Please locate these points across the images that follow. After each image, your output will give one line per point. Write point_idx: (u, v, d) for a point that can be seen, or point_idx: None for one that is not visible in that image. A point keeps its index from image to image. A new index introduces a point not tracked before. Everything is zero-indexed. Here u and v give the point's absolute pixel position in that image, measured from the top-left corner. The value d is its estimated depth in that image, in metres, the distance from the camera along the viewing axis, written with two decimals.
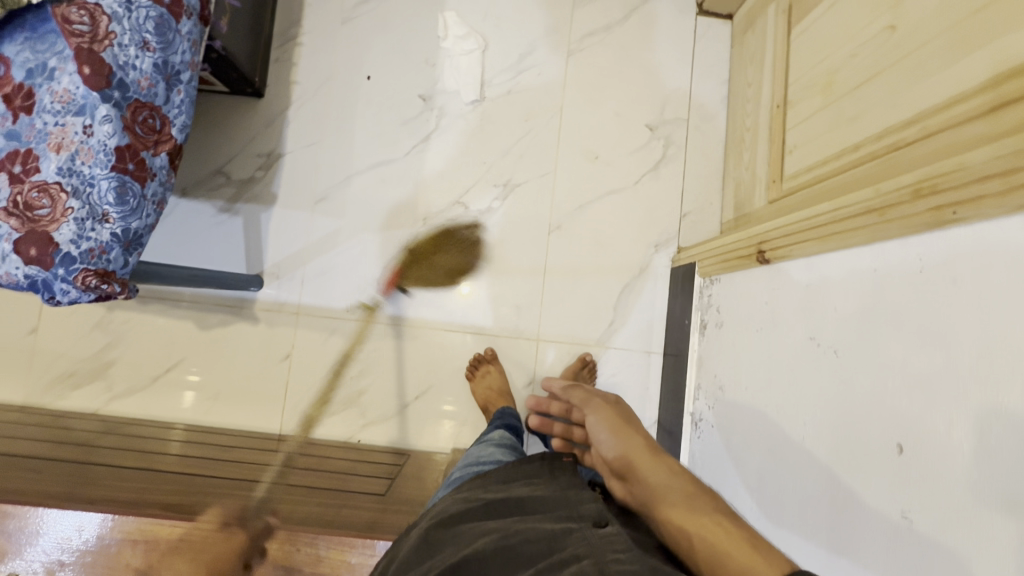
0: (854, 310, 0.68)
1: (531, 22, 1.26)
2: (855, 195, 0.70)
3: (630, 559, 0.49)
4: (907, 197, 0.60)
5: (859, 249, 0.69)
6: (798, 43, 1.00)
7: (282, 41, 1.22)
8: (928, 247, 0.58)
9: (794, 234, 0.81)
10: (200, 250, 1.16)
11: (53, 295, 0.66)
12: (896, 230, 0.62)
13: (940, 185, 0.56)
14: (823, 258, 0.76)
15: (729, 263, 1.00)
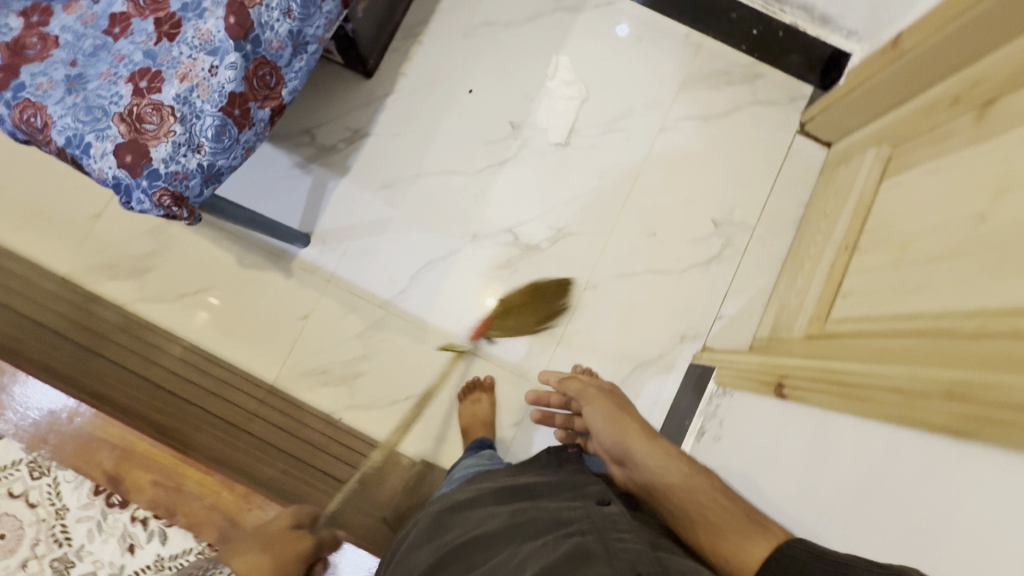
0: (853, 483, 0.67)
1: (635, 89, 1.30)
2: (887, 369, 0.69)
3: (632, 539, 0.57)
4: (936, 394, 0.60)
5: (874, 423, 0.68)
6: (886, 195, 0.99)
7: (405, 34, 1.30)
8: (944, 452, 0.57)
9: (817, 382, 0.81)
10: (265, 194, 1.23)
11: (130, 201, 0.72)
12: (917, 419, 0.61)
13: (972, 394, 0.56)
14: (841, 415, 0.74)
15: (748, 382, 0.99)
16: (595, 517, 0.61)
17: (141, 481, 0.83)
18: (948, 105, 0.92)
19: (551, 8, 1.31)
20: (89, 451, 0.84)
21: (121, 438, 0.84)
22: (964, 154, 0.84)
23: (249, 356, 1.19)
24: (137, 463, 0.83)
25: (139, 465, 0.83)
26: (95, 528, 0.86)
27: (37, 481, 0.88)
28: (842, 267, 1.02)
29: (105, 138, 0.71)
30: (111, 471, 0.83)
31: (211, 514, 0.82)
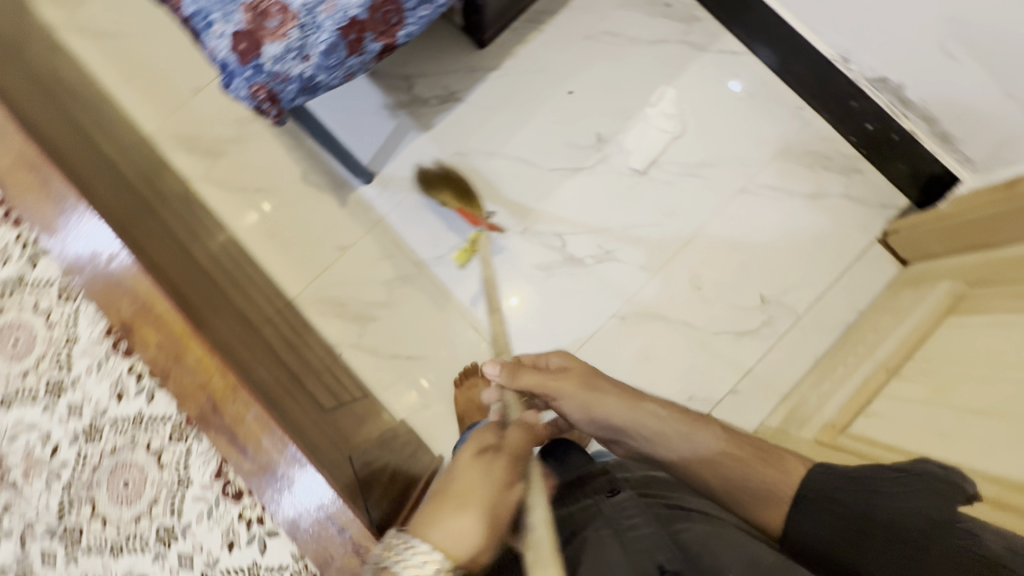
0: None
1: (730, 143, 1.27)
2: None
3: (642, 523, 0.62)
4: None
5: None
6: (947, 333, 0.94)
7: (529, 19, 1.31)
8: None
9: None
10: (348, 122, 1.26)
11: (229, 84, 0.76)
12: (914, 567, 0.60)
13: None
14: None
15: None
16: (603, 508, 0.65)
17: (145, 337, 0.67)
18: None
19: (676, 39, 1.30)
20: (114, 288, 0.68)
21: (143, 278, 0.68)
22: None
23: (279, 265, 1.22)
24: (148, 312, 0.68)
25: (153, 323, 0.67)
26: (94, 365, 0.76)
27: (61, 303, 0.77)
28: (875, 388, 0.97)
29: (227, 20, 0.75)
30: (124, 316, 0.68)
31: (201, 395, 0.66)
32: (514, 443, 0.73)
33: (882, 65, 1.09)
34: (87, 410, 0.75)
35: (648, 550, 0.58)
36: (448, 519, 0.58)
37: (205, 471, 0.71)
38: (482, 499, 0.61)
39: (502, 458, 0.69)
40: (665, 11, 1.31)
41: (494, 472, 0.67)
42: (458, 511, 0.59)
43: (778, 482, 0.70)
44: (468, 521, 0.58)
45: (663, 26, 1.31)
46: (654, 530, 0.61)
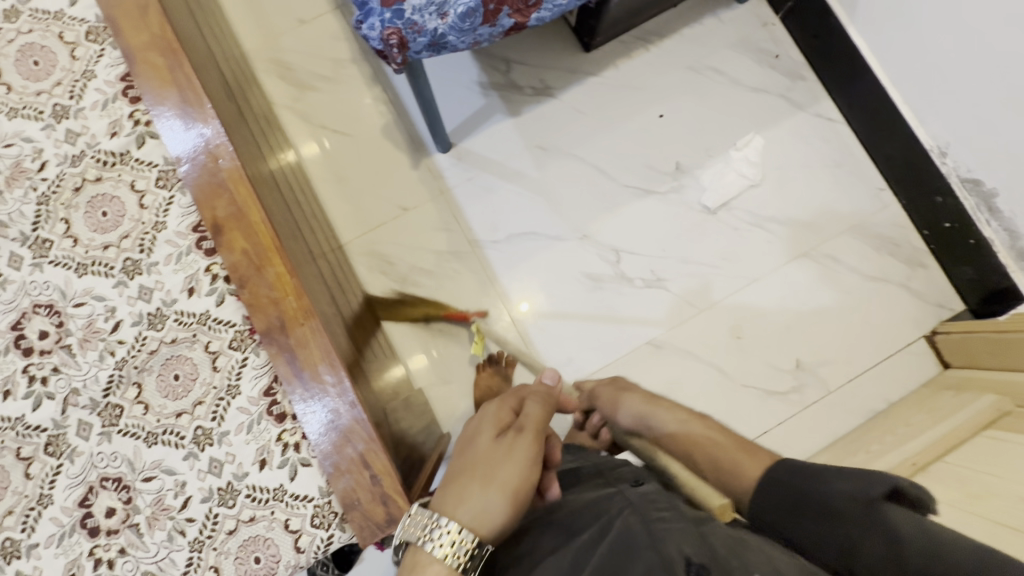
0: None
1: (802, 206, 1.27)
2: None
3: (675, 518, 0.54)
4: None
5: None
6: (985, 446, 0.94)
7: (638, 36, 1.32)
8: None
9: None
10: (441, 91, 1.27)
11: (363, 22, 0.77)
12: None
13: None
14: None
15: None
16: (630, 499, 0.59)
17: (232, 241, 0.73)
18: None
19: (777, 91, 1.31)
20: (212, 180, 0.74)
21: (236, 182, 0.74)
22: None
23: (339, 210, 1.23)
24: (236, 216, 0.73)
25: (244, 229, 0.73)
26: (174, 255, 0.74)
27: (159, 189, 0.75)
28: None
29: None
30: (215, 217, 0.73)
31: (271, 308, 0.71)
32: (536, 420, 0.68)
33: (981, 166, 1.08)
34: (156, 295, 0.73)
35: (677, 542, 0.50)
36: (475, 497, 0.58)
37: (256, 386, 0.71)
38: (506, 481, 0.60)
39: (524, 440, 0.64)
40: (773, 62, 1.32)
41: (514, 451, 0.63)
42: (485, 487, 0.59)
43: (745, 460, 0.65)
44: (494, 501, 0.58)
45: (766, 76, 1.31)
46: (687, 527, 0.53)
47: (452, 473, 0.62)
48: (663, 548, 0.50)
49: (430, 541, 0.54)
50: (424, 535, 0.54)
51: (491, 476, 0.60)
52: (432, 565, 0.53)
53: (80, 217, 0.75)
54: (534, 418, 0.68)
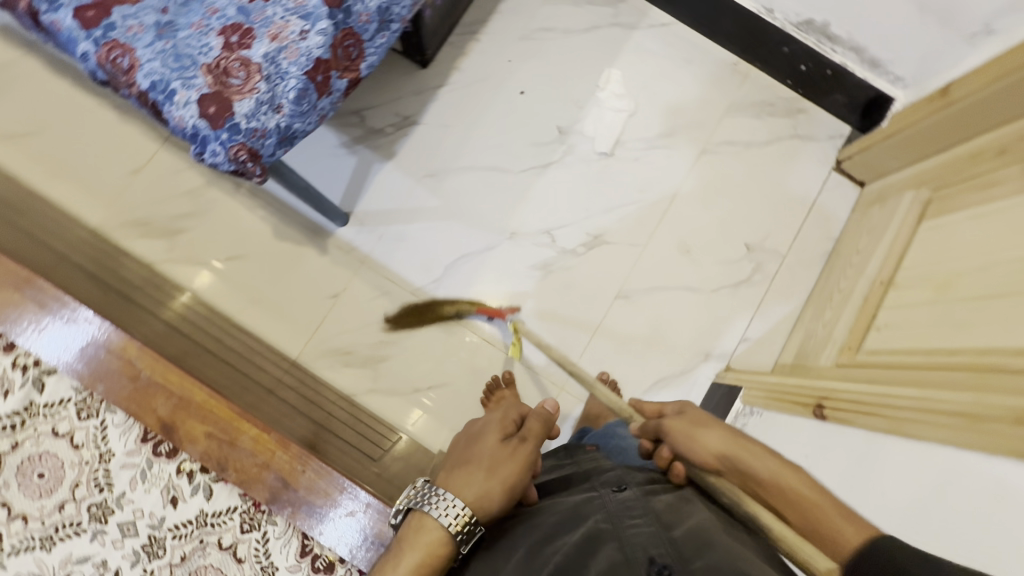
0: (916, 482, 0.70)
1: (681, 110, 1.33)
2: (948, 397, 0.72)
3: (645, 522, 0.56)
4: (1009, 421, 0.61)
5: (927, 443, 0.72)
6: (925, 238, 1.01)
7: (463, 31, 1.32)
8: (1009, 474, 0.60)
9: (863, 405, 0.84)
10: (309, 172, 1.23)
11: (204, 152, 0.71)
12: (981, 445, 0.63)
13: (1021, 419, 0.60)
14: (886, 441, 0.78)
15: (782, 403, 1.03)
16: (607, 504, 0.61)
17: (196, 430, 0.80)
18: (993, 155, 0.94)
19: (607, 22, 1.35)
20: (144, 393, 0.81)
21: (176, 382, 0.82)
22: (1012, 201, 0.85)
23: (274, 329, 1.17)
24: (191, 409, 0.81)
25: (196, 416, 0.81)
26: (137, 476, 0.80)
27: (84, 421, 0.80)
28: (877, 300, 1.04)
29: (189, 86, 0.71)
30: (166, 419, 0.81)
31: (262, 472, 0.80)
32: (537, 432, 0.74)
33: (805, 9, 1.19)
34: (142, 526, 0.78)
35: (644, 548, 0.53)
36: (475, 489, 0.63)
37: (289, 555, 0.79)
38: (505, 477, 0.65)
39: (528, 447, 0.70)
40: None
41: (518, 453, 0.68)
42: (487, 480, 0.65)
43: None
44: (491, 491, 0.64)
45: (591, 13, 1.35)
46: (656, 525, 0.55)
47: (455, 467, 0.68)
48: (631, 553, 0.53)
49: (435, 510, 0.61)
50: (429, 505, 0.61)
51: (492, 470, 0.65)
52: (436, 531, 0.60)
53: (16, 494, 0.77)
54: (534, 426, 0.74)
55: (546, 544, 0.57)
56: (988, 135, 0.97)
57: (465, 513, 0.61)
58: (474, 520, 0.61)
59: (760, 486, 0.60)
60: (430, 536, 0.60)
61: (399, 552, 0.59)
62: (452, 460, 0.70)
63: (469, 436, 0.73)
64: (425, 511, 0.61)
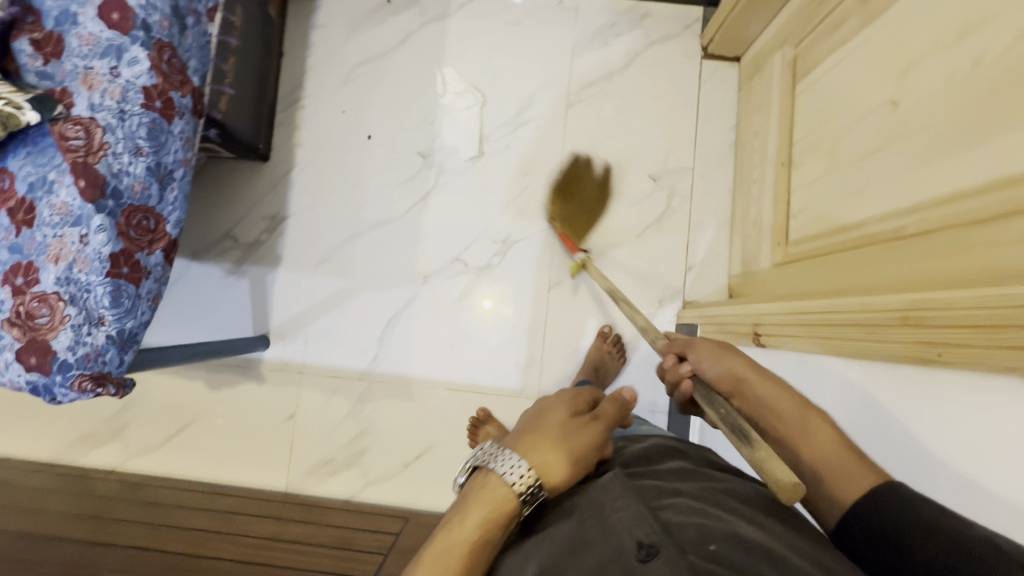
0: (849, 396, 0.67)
1: (528, 75, 1.25)
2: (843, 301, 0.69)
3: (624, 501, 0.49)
4: (895, 321, 0.59)
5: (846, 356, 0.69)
6: (804, 101, 0.93)
7: (285, 104, 1.25)
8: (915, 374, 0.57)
9: (787, 325, 0.80)
10: (212, 313, 1.21)
11: (54, 397, 0.70)
12: (885, 353, 0.60)
13: (926, 318, 0.55)
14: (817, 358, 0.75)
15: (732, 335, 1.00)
16: (581, 488, 0.54)
17: None
18: None
19: (418, 25, 1.26)
20: None
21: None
22: (859, 39, 0.77)
23: (253, 472, 1.17)
24: None
25: None
26: None
27: None
28: (787, 183, 0.98)
29: (3, 347, 0.69)
30: None
31: None
32: (614, 412, 0.61)
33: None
34: None
35: (633, 526, 0.46)
36: (544, 455, 0.52)
37: None
38: (573, 447, 0.54)
39: (601, 425, 0.58)
40: (390, 8, 1.27)
41: (589, 429, 0.56)
42: (556, 452, 0.53)
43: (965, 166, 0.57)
44: (561, 465, 0.52)
45: (399, 23, 1.27)
46: (639, 504, 0.49)
47: (521, 427, 0.56)
48: (617, 539, 0.46)
49: (502, 466, 0.51)
50: (494, 460, 0.52)
51: (563, 440, 0.53)
52: (500, 487, 0.50)
53: None
54: (609, 408, 0.61)
55: (523, 547, 0.49)
56: None
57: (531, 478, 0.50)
58: (540, 489, 0.50)
59: (745, 393, 0.66)
60: (492, 495, 0.50)
61: (458, 516, 0.49)
62: (518, 422, 0.58)
63: (533, 407, 0.60)
64: (491, 467, 0.51)
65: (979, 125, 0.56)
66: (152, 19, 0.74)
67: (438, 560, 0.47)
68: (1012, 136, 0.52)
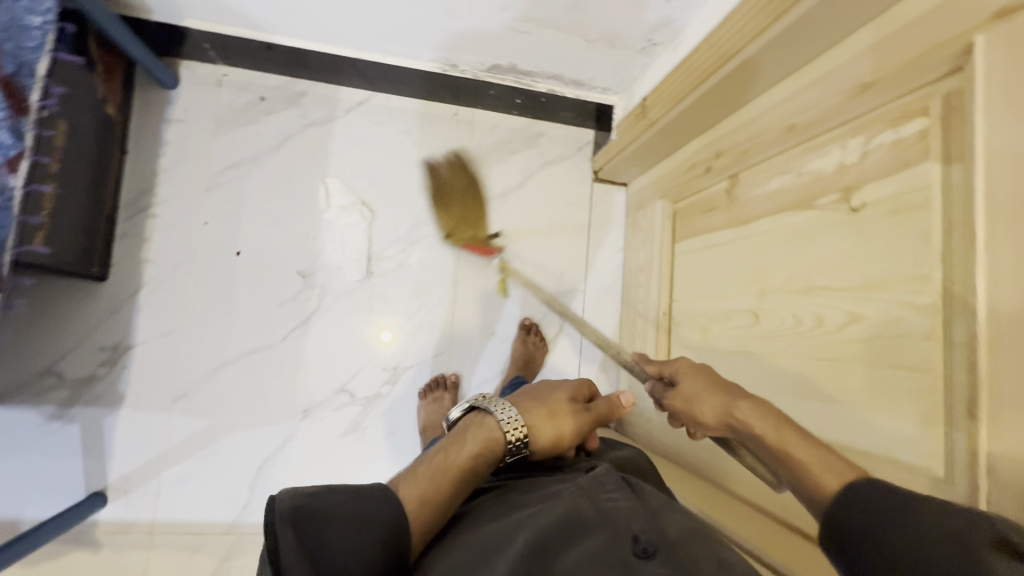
0: None
1: (422, 189, 1.18)
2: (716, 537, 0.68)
3: (623, 493, 0.51)
4: None
5: None
6: (684, 260, 0.98)
7: (130, 212, 1.07)
8: None
9: None
10: (31, 468, 1.00)
11: None
12: None
13: None
14: None
15: None
16: (580, 480, 0.54)
17: None
18: (704, 170, 0.92)
19: (298, 127, 1.14)
20: None
21: None
22: (730, 234, 0.83)
23: None
24: None
25: None
26: None
27: None
28: (668, 333, 1.02)
29: None
30: None
31: None
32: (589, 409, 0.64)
33: (485, 58, 1.08)
34: None
35: (626, 520, 0.48)
36: (534, 418, 0.58)
37: None
38: (563, 423, 0.60)
39: (590, 417, 0.63)
40: (265, 106, 1.13)
41: (581, 416, 0.61)
42: (543, 418, 0.59)
43: (817, 411, 0.62)
44: (543, 427, 0.58)
45: (275, 123, 1.13)
46: (634, 503, 0.50)
47: (522, 394, 0.62)
48: (615, 531, 0.47)
49: (495, 407, 0.57)
50: (492, 406, 0.57)
51: (552, 415, 0.59)
52: (491, 431, 0.55)
53: None
54: (602, 407, 0.65)
55: (518, 521, 0.50)
56: (696, 144, 0.94)
57: (520, 430, 0.55)
58: (523, 441, 0.56)
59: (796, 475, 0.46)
60: (484, 433, 0.55)
61: (455, 446, 0.55)
62: (518, 388, 0.64)
63: (538, 382, 0.66)
64: (487, 411, 0.57)
65: (823, 382, 0.62)
66: None
67: (435, 476, 0.52)
68: (851, 409, 0.58)
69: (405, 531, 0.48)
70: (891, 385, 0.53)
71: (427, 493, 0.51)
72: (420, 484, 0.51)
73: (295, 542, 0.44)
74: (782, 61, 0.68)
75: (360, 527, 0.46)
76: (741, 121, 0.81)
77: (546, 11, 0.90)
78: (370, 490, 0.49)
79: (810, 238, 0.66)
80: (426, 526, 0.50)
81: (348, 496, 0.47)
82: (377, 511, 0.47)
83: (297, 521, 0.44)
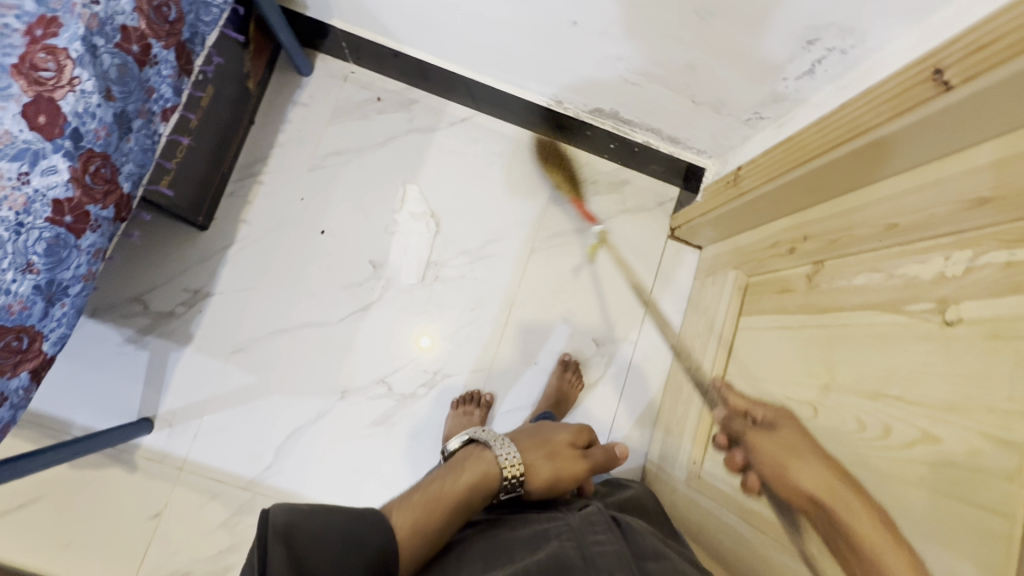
0: None
1: (502, 210, 1.23)
2: None
3: (609, 538, 0.51)
4: None
5: None
6: (746, 337, 0.95)
7: (242, 176, 1.18)
8: None
9: None
10: (100, 382, 1.10)
11: None
12: None
13: None
14: None
15: None
16: (569, 521, 0.55)
17: None
18: (787, 251, 0.90)
19: (403, 130, 1.22)
20: None
21: None
22: (803, 320, 0.80)
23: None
24: None
25: None
26: None
27: None
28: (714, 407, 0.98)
29: None
30: None
31: None
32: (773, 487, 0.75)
33: (591, 101, 1.12)
34: None
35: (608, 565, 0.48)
36: (530, 458, 0.63)
37: None
38: (559, 470, 0.64)
39: (584, 465, 0.67)
40: (378, 106, 1.22)
41: (576, 463, 0.67)
42: (540, 460, 0.63)
43: (864, 526, 0.58)
44: (540, 468, 0.63)
45: (384, 123, 1.22)
46: (620, 552, 0.50)
47: (524, 436, 0.67)
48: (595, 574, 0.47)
49: (497, 444, 0.63)
50: (493, 443, 0.63)
51: (550, 458, 0.64)
52: (489, 464, 0.61)
53: None
54: (598, 456, 0.70)
55: (502, 563, 0.50)
56: (783, 223, 0.93)
57: (518, 467, 0.61)
58: (519, 479, 0.60)
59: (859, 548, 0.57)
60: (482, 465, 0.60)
61: (452, 474, 0.59)
62: (518, 431, 0.70)
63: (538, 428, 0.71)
64: (487, 446, 0.62)
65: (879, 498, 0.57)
66: (88, 127, 0.66)
67: (429, 503, 0.55)
68: (904, 534, 0.53)
69: (397, 554, 0.50)
70: (957, 520, 0.49)
71: (421, 519, 0.53)
72: (414, 509, 0.54)
73: (286, 558, 0.43)
74: (893, 158, 0.67)
75: (353, 548, 0.47)
76: (836, 210, 0.80)
77: (661, 68, 0.93)
78: (365, 512, 0.51)
79: (890, 343, 0.63)
80: (418, 551, 0.52)
81: (345, 516, 0.49)
82: (369, 535, 0.49)
83: (288, 536, 0.45)
